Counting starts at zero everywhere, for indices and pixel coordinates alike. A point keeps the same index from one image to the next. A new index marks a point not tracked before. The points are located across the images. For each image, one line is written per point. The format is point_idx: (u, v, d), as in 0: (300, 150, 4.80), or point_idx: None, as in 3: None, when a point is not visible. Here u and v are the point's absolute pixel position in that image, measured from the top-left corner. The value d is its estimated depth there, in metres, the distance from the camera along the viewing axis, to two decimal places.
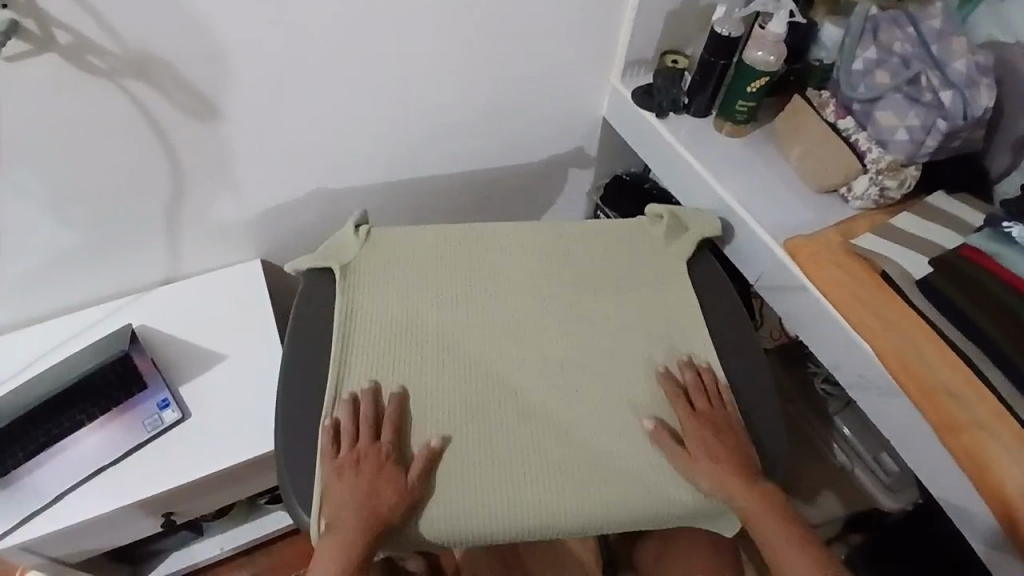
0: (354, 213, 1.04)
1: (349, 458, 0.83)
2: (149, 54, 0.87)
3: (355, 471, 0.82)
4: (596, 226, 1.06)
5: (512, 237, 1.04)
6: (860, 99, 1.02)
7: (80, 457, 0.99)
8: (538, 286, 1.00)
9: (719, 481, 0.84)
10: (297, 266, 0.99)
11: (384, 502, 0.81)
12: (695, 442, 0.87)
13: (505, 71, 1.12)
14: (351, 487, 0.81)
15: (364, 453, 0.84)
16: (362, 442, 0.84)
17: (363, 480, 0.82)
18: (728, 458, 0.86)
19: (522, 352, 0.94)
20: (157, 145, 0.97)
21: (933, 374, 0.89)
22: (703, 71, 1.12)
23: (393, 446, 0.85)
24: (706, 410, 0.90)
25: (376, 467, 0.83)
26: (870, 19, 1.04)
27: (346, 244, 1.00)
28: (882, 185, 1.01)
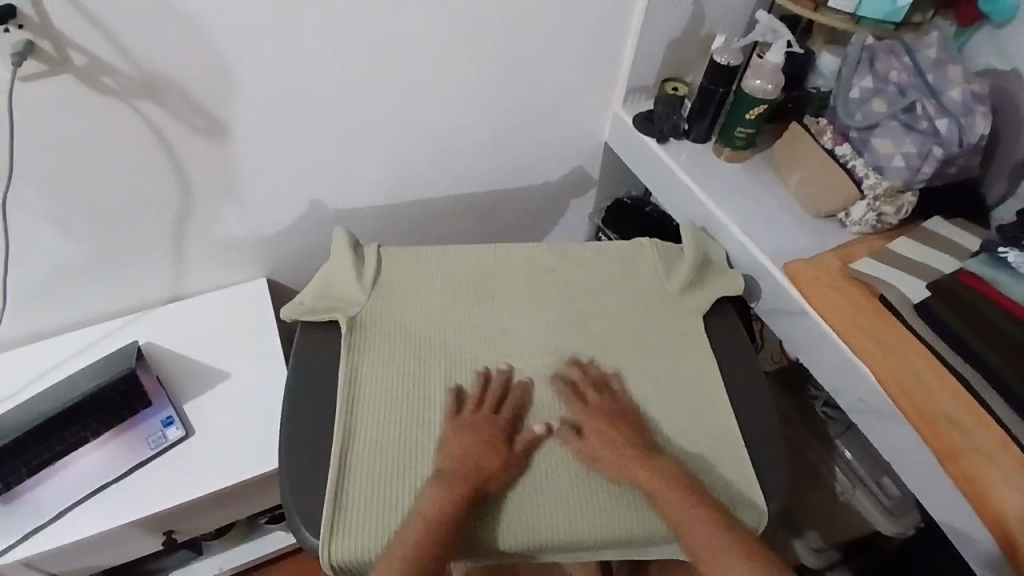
0: (337, 228, 1.03)
1: (469, 421, 0.88)
2: (160, 75, 0.89)
3: (472, 429, 0.87)
4: (596, 248, 1.08)
5: (521, 262, 1.05)
6: (857, 126, 1.05)
7: (83, 474, 0.99)
8: (548, 304, 1.02)
9: (610, 466, 0.85)
10: (291, 317, 0.97)
11: (489, 465, 0.84)
12: (590, 432, 0.88)
13: (508, 95, 1.15)
14: (466, 441, 0.86)
15: (484, 420, 0.89)
16: (483, 410, 0.90)
17: (477, 439, 0.86)
18: (619, 441, 0.86)
19: (534, 365, 0.96)
20: (166, 163, 0.99)
21: (933, 400, 0.89)
22: (702, 98, 1.14)
23: (510, 421, 0.90)
24: (597, 402, 0.91)
25: (489, 433, 0.87)
26: (867, 48, 1.06)
27: (345, 272, 1.00)
28: (880, 211, 1.03)
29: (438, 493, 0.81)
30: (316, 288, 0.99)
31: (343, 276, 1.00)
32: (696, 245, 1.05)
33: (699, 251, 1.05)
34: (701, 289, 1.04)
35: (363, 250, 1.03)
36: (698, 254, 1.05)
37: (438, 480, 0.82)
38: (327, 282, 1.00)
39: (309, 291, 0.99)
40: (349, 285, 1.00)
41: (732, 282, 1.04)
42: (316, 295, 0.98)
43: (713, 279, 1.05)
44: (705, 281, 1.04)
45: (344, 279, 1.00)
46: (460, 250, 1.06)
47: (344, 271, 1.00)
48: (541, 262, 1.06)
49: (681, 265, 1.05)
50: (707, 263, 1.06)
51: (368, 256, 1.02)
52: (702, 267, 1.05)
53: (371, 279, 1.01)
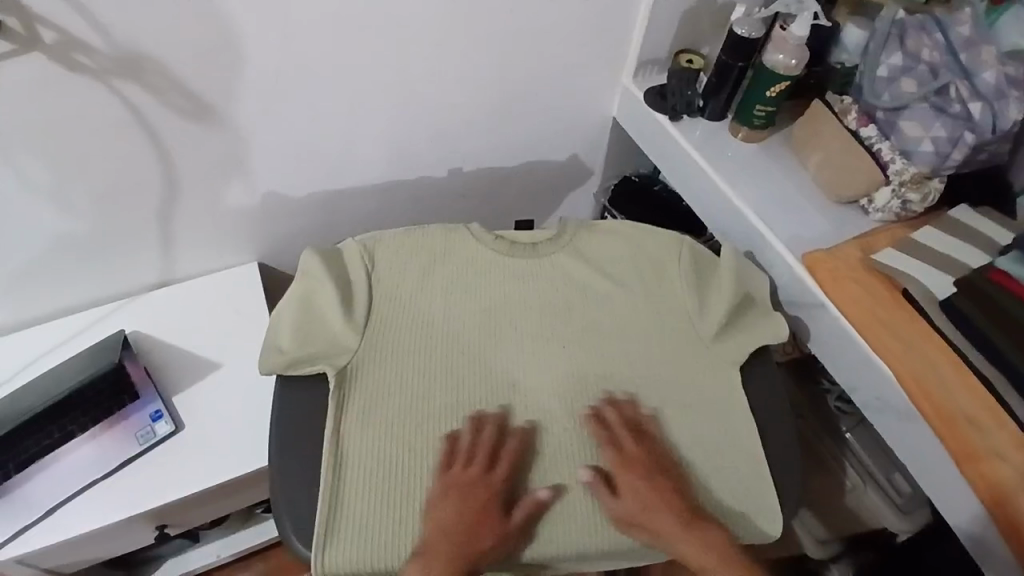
0: (306, 249, 0.92)
1: (455, 485, 0.80)
2: (139, 52, 0.82)
3: (461, 497, 0.79)
4: (632, 226, 1.01)
5: (522, 266, 0.98)
6: (883, 107, 0.98)
7: (73, 469, 0.96)
8: (548, 295, 0.96)
9: (646, 529, 0.80)
10: (269, 372, 0.86)
11: (484, 540, 0.77)
12: (626, 492, 0.81)
13: (514, 69, 1.08)
14: (455, 511, 0.78)
15: (476, 481, 0.80)
16: (475, 467, 0.81)
17: (469, 509, 0.78)
18: (664, 508, 0.80)
19: (537, 361, 0.91)
20: (149, 145, 0.92)
21: (953, 400, 0.85)
22: (720, 73, 1.07)
23: (505, 481, 0.82)
24: (635, 452, 0.84)
25: (484, 500, 0.79)
26: (897, 23, 0.99)
27: (323, 289, 0.90)
28: (904, 198, 0.97)
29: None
30: (296, 332, 0.89)
31: (332, 315, 0.89)
32: (736, 282, 0.95)
33: (740, 287, 0.95)
34: (734, 334, 0.93)
35: (337, 248, 0.95)
36: (740, 291, 0.94)
37: (417, 562, 0.75)
38: (310, 318, 0.89)
39: (288, 322, 0.89)
40: (330, 303, 0.89)
41: (775, 325, 0.94)
42: (300, 343, 0.88)
43: (752, 323, 0.94)
44: (740, 324, 0.94)
45: (331, 310, 0.89)
46: (465, 274, 0.96)
47: (331, 303, 0.89)
48: (553, 295, 0.96)
49: (716, 303, 0.94)
50: (748, 300, 0.95)
51: (357, 273, 0.93)
52: (738, 307, 0.94)
53: (363, 314, 0.91)
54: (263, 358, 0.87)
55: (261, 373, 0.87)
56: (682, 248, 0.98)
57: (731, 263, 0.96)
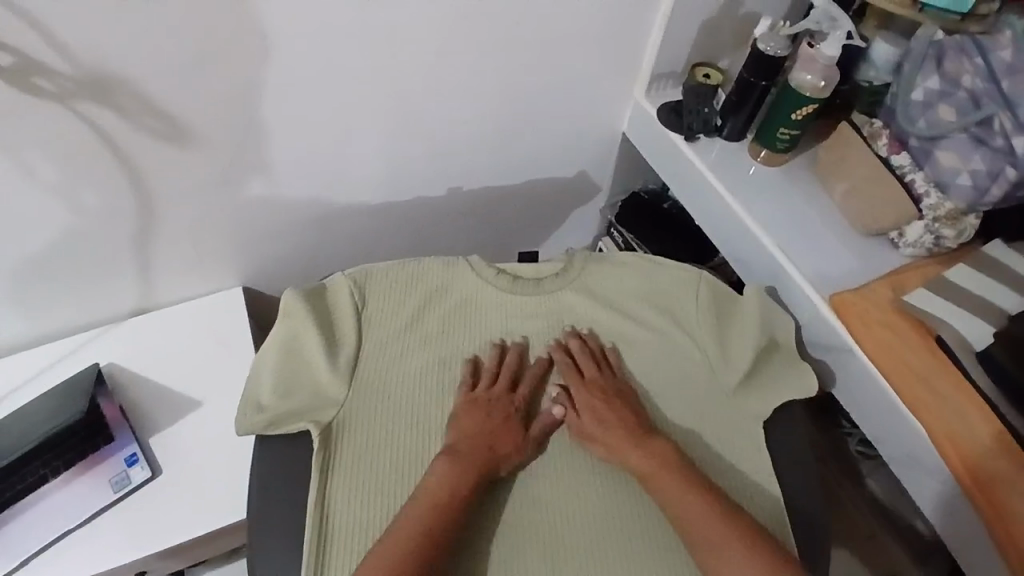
0: (288, 289, 0.86)
1: (483, 397, 0.84)
2: (105, 73, 0.74)
3: (486, 409, 0.83)
4: (645, 258, 0.95)
5: (522, 300, 0.93)
6: (917, 135, 0.91)
7: (39, 521, 0.88)
8: (553, 335, 0.92)
9: (605, 446, 0.81)
10: (246, 434, 0.80)
11: (506, 446, 0.80)
12: (585, 409, 0.84)
13: (520, 83, 1.00)
14: (481, 419, 0.82)
15: (497, 397, 0.84)
16: (498, 386, 0.85)
17: (492, 420, 0.82)
18: (617, 423, 0.82)
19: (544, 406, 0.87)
20: (120, 170, 0.85)
21: (987, 461, 0.79)
22: (740, 91, 0.99)
23: (526, 399, 0.85)
24: (594, 377, 0.87)
25: (506, 411, 0.83)
26: (935, 44, 0.91)
27: (306, 333, 0.85)
28: (938, 233, 0.91)
29: (445, 473, 0.76)
30: (276, 382, 0.83)
31: (318, 362, 0.84)
32: (760, 327, 0.89)
33: (764, 332, 0.89)
34: (756, 384, 0.88)
35: (323, 284, 0.89)
36: (763, 337, 0.89)
37: (446, 460, 0.77)
38: (295, 367, 0.84)
39: (267, 374, 0.83)
40: (316, 349, 0.84)
41: (800, 374, 0.88)
42: (280, 397, 0.82)
43: (773, 373, 0.89)
44: (762, 372, 0.89)
45: (316, 358, 0.84)
46: (461, 310, 0.91)
47: (314, 348, 0.84)
48: (559, 336, 0.92)
49: (740, 351, 0.89)
50: (772, 345, 0.90)
51: (344, 311, 0.88)
52: (762, 354, 0.89)
53: (348, 360, 0.86)
54: (240, 418, 0.81)
55: (239, 432, 0.81)
56: (697, 283, 0.93)
57: (756, 302, 0.90)
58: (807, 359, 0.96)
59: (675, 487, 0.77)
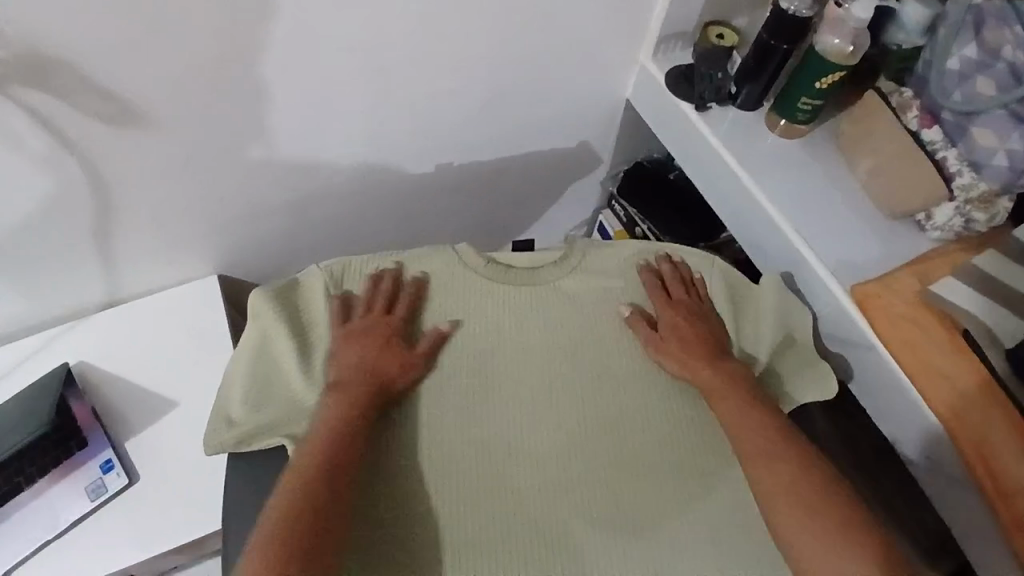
0: (257, 289, 0.83)
1: (358, 327, 0.80)
2: (38, 57, 0.65)
3: (363, 337, 0.79)
4: (647, 248, 0.91)
5: (514, 293, 0.87)
6: (950, 109, 0.82)
7: (12, 535, 0.84)
8: (550, 328, 0.86)
9: (678, 362, 0.82)
10: (215, 453, 0.78)
11: (390, 367, 0.79)
12: (666, 327, 0.84)
13: (516, 50, 0.89)
14: (360, 350, 0.78)
15: (374, 325, 0.81)
16: (373, 314, 0.82)
17: (371, 347, 0.79)
18: (693, 342, 0.82)
19: (532, 396, 0.83)
20: (70, 160, 0.76)
21: (1013, 466, 0.75)
22: (758, 56, 0.89)
23: (404, 321, 0.83)
24: (680, 296, 0.86)
25: (385, 338, 0.80)
26: (975, 8, 0.81)
27: (278, 337, 0.81)
28: (968, 217, 0.83)
29: (330, 410, 0.74)
30: (248, 394, 0.80)
31: (289, 370, 0.80)
32: (775, 325, 0.86)
33: (779, 330, 0.86)
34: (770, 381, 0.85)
35: (297, 280, 0.85)
36: (777, 334, 0.86)
37: (330, 397, 0.75)
38: (269, 375, 0.81)
39: (240, 385, 0.80)
40: (288, 356, 0.80)
41: (818, 373, 0.84)
42: (250, 410, 0.79)
43: (787, 371, 0.85)
44: (775, 372, 0.85)
45: (288, 366, 0.80)
46: (450, 304, 0.86)
47: (286, 354, 0.80)
48: (556, 328, 0.86)
49: (754, 348, 0.86)
50: (787, 342, 0.86)
51: (322, 310, 0.83)
52: (776, 353, 0.85)
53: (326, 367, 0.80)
54: (212, 435, 0.78)
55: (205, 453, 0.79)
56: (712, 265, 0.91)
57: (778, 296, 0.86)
58: (822, 351, 0.91)
59: (738, 404, 0.77)
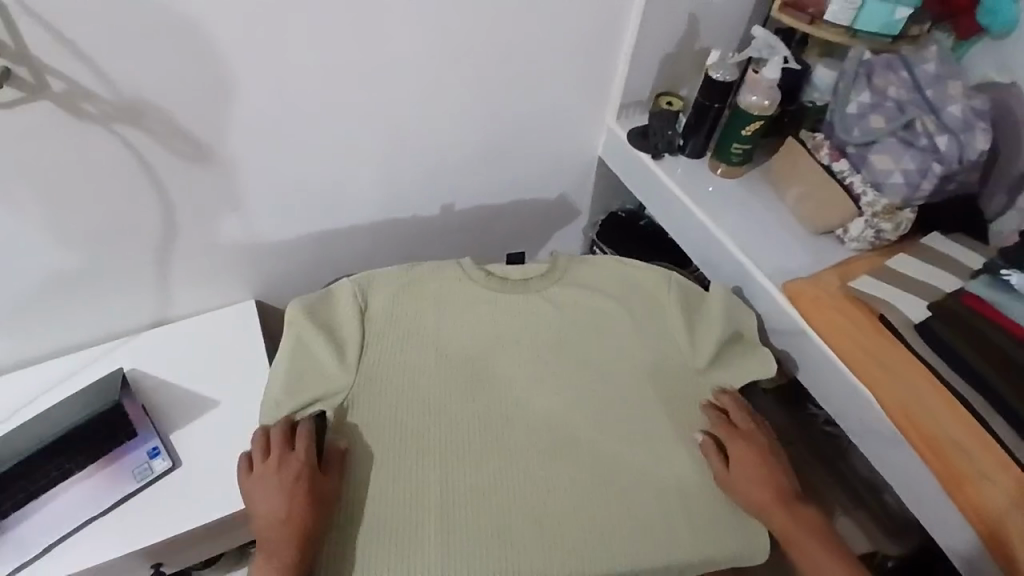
0: (295, 298, 0.97)
1: (266, 472, 0.85)
2: (143, 101, 0.86)
3: (274, 480, 0.84)
4: (618, 261, 1.05)
5: (511, 305, 1.01)
6: (854, 142, 1.03)
7: (67, 508, 0.96)
8: (538, 338, 1.00)
9: (756, 498, 0.88)
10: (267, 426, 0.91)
11: (302, 503, 0.83)
12: (739, 462, 0.91)
13: (505, 111, 1.13)
14: (274, 492, 0.84)
15: (279, 465, 0.85)
16: (274, 457, 0.86)
17: (282, 487, 0.84)
18: (769, 482, 0.89)
19: (521, 395, 0.97)
20: (149, 186, 0.95)
21: (936, 424, 0.87)
22: (697, 113, 1.13)
23: (308, 451, 0.86)
24: (748, 431, 0.93)
25: (292, 475, 0.84)
26: (864, 63, 1.05)
27: (310, 334, 0.94)
28: (878, 227, 1.02)
29: (267, 556, 0.80)
30: (287, 374, 0.93)
31: (322, 356, 0.94)
32: (728, 318, 1.00)
33: (730, 324, 1.00)
34: (723, 364, 1.00)
35: (329, 289, 0.99)
36: (728, 328, 0.99)
37: (261, 549, 0.81)
38: (305, 365, 0.94)
39: (279, 372, 0.93)
40: (323, 350, 0.94)
41: (762, 359, 1.00)
42: (288, 388, 0.92)
43: (740, 357, 1.00)
44: (728, 357, 1.00)
45: (321, 353, 0.94)
46: (455, 312, 1.00)
47: (317, 339, 0.94)
48: (543, 331, 1.01)
49: (707, 342, 1.00)
50: (738, 336, 1.01)
51: (349, 311, 0.97)
52: (729, 342, 1.00)
53: (353, 355, 0.95)
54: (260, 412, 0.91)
55: None
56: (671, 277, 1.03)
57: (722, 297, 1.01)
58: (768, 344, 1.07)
59: (812, 543, 0.85)
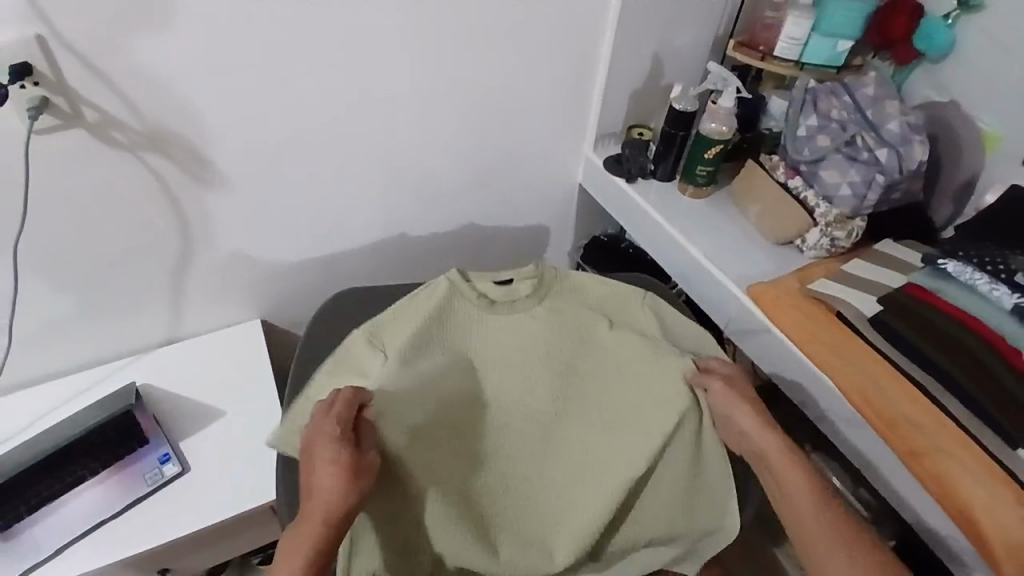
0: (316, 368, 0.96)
1: (311, 437, 0.86)
2: (166, 131, 0.96)
3: (316, 447, 0.84)
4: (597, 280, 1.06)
5: (505, 319, 1.02)
6: (805, 161, 1.14)
7: (80, 512, 1.01)
8: (537, 348, 1.02)
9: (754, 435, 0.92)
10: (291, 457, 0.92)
11: (334, 471, 0.82)
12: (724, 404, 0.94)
13: (492, 140, 1.24)
14: (317, 458, 0.83)
15: (321, 432, 0.85)
16: (319, 424, 0.86)
17: (321, 454, 0.83)
18: (766, 433, 0.92)
19: (535, 403, 1.01)
20: (168, 209, 1.05)
21: (893, 405, 0.94)
22: (665, 141, 1.25)
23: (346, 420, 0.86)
24: (740, 386, 0.96)
25: (330, 443, 0.84)
26: (810, 91, 1.17)
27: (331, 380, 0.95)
28: (832, 236, 1.12)
29: (305, 523, 0.80)
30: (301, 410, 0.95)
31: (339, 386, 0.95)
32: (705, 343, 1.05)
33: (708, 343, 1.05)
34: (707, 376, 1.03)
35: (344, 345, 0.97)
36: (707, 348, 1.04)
37: (300, 515, 0.81)
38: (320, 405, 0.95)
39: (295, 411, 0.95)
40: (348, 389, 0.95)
41: None
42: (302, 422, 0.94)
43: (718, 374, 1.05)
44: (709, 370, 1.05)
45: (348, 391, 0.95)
46: (458, 332, 1.00)
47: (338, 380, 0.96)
48: (537, 340, 1.02)
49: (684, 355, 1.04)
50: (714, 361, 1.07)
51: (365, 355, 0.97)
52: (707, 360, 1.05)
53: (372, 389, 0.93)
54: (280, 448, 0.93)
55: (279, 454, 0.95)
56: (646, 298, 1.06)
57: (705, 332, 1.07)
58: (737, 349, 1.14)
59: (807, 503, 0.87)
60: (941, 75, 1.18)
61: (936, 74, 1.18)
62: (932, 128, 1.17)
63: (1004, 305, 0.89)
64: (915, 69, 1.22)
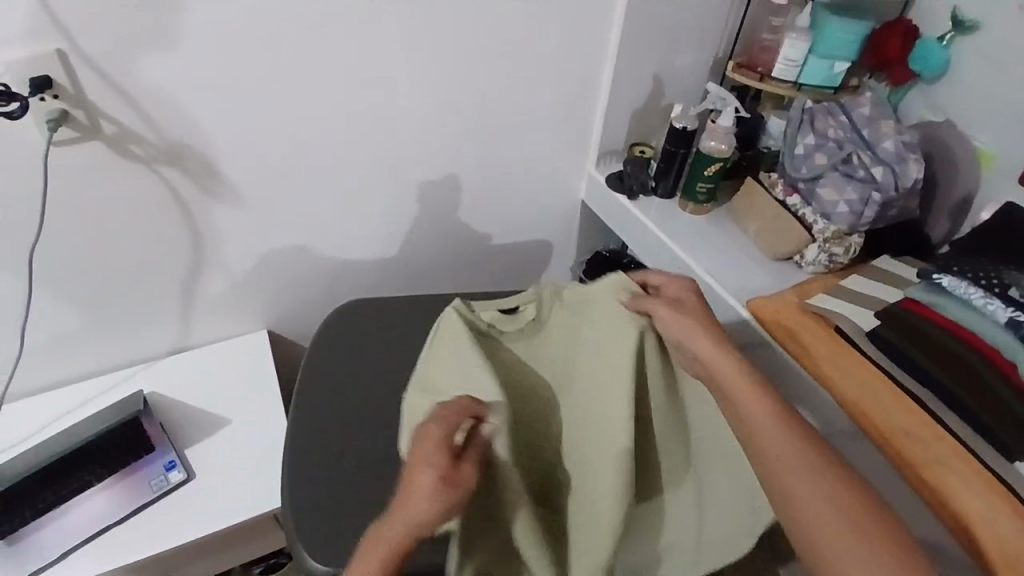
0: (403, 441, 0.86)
1: (429, 439, 0.75)
2: (181, 144, 0.99)
3: (434, 457, 0.74)
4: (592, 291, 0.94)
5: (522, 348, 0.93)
6: (803, 179, 1.16)
7: (85, 517, 1.02)
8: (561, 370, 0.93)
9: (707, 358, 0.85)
10: None
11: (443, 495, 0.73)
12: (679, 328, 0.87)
13: (497, 156, 1.27)
14: (430, 473, 0.73)
15: (442, 443, 0.75)
16: (439, 430, 0.75)
17: (437, 469, 0.73)
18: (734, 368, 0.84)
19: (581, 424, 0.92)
20: (180, 220, 1.07)
21: (891, 418, 0.95)
22: (665, 159, 1.27)
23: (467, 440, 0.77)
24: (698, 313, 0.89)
25: (449, 464, 0.74)
26: (806, 111, 1.19)
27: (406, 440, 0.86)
28: (830, 252, 1.14)
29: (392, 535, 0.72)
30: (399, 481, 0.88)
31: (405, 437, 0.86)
32: None
33: None
34: None
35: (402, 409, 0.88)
36: None
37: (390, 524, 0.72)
38: None
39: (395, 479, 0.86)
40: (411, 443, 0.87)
41: None
42: None
43: None
44: None
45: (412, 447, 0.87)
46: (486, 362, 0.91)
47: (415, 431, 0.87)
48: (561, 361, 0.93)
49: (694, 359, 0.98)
50: None
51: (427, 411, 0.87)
52: None
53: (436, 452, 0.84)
54: None
55: None
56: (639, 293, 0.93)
57: None
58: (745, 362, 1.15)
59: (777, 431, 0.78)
60: (935, 96, 1.21)
61: (931, 95, 1.21)
62: (927, 147, 1.20)
63: (999, 319, 0.90)
64: (911, 89, 1.25)
